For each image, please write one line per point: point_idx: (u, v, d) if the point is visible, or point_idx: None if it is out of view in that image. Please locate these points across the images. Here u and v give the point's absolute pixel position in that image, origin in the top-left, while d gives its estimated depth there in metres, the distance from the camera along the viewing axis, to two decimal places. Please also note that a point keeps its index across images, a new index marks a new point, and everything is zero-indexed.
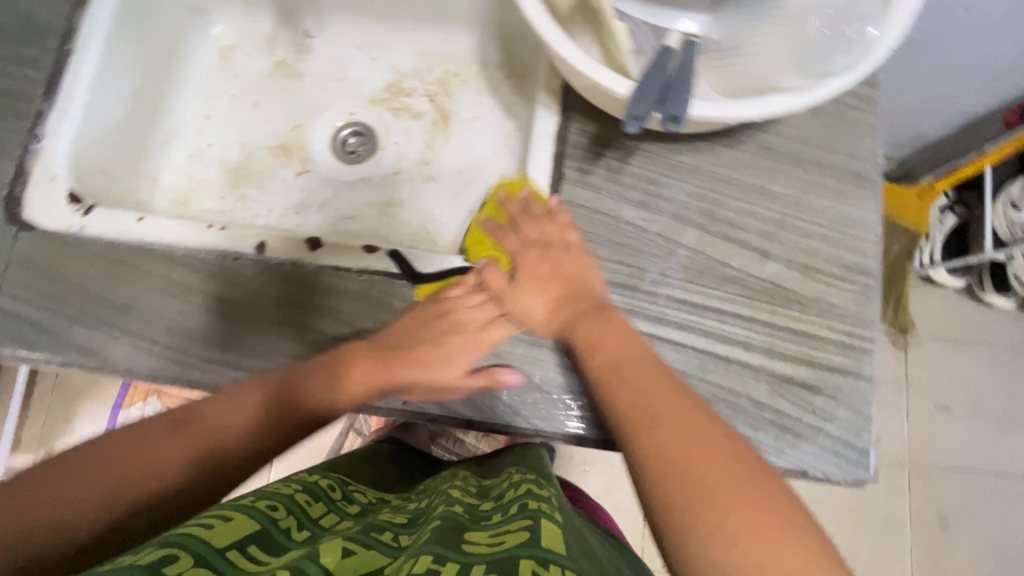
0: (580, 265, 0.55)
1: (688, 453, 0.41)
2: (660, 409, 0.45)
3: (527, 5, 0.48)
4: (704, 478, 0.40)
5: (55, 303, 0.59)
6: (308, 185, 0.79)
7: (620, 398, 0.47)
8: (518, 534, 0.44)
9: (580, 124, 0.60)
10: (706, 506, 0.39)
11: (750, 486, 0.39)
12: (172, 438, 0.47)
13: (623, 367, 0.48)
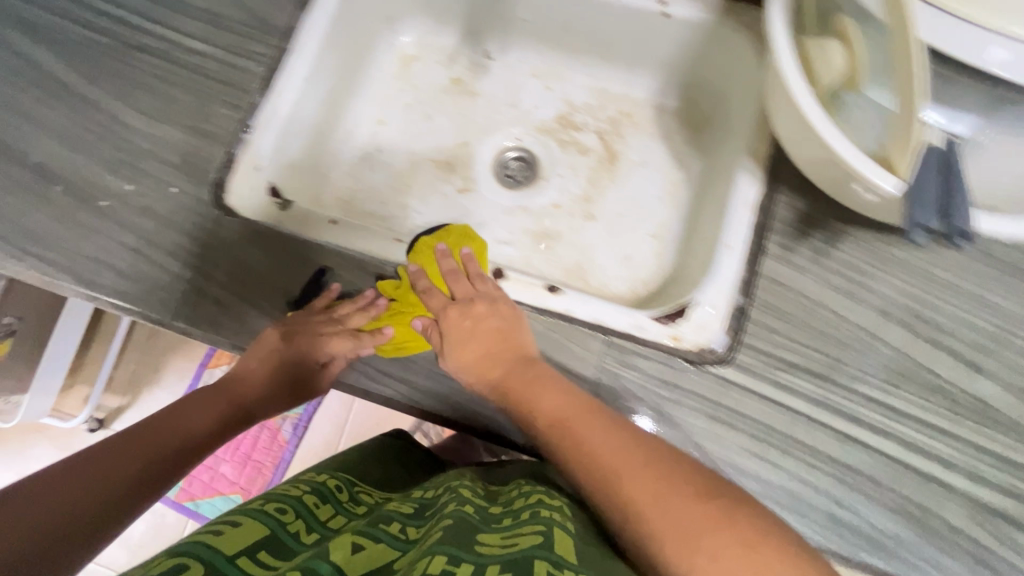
0: (505, 320, 0.55)
1: (651, 498, 0.41)
2: (607, 457, 0.44)
3: (789, 79, 0.47)
4: (677, 523, 0.39)
5: (251, 293, 0.62)
6: (468, 205, 0.80)
7: (574, 453, 0.46)
8: (532, 534, 0.42)
9: (787, 199, 0.58)
10: (687, 551, 0.38)
11: (724, 525, 0.39)
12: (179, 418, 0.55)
13: (563, 419, 0.48)
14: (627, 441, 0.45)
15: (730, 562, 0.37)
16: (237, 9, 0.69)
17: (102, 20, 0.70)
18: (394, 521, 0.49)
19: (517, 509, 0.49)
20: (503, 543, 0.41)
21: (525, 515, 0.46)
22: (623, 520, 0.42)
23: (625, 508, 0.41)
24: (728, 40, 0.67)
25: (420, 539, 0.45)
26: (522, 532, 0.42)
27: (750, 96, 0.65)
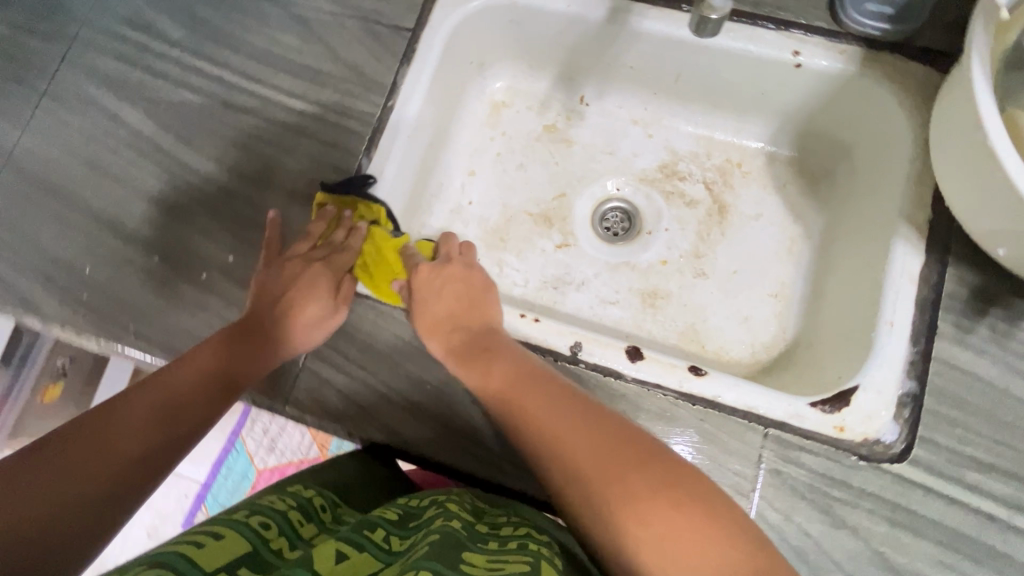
0: (480, 293, 0.59)
1: (596, 465, 0.43)
2: (556, 424, 0.46)
3: (1006, 161, 0.43)
4: (621, 489, 0.42)
5: (367, 374, 0.58)
6: (568, 261, 0.75)
7: (525, 420, 0.47)
8: (519, 564, 0.40)
9: (957, 272, 0.53)
10: (627, 512, 0.41)
11: (672, 497, 0.41)
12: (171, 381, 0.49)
13: (513, 386, 0.50)
14: (578, 410, 0.47)
15: (670, 529, 0.39)
16: (338, 65, 0.66)
17: (197, 78, 0.67)
18: (382, 534, 0.44)
19: (507, 535, 0.45)
20: (489, 568, 0.39)
21: (512, 545, 0.43)
22: (569, 484, 0.43)
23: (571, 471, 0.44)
24: (866, 93, 0.62)
25: (405, 553, 0.41)
26: (507, 560, 0.40)
27: (895, 153, 0.61)
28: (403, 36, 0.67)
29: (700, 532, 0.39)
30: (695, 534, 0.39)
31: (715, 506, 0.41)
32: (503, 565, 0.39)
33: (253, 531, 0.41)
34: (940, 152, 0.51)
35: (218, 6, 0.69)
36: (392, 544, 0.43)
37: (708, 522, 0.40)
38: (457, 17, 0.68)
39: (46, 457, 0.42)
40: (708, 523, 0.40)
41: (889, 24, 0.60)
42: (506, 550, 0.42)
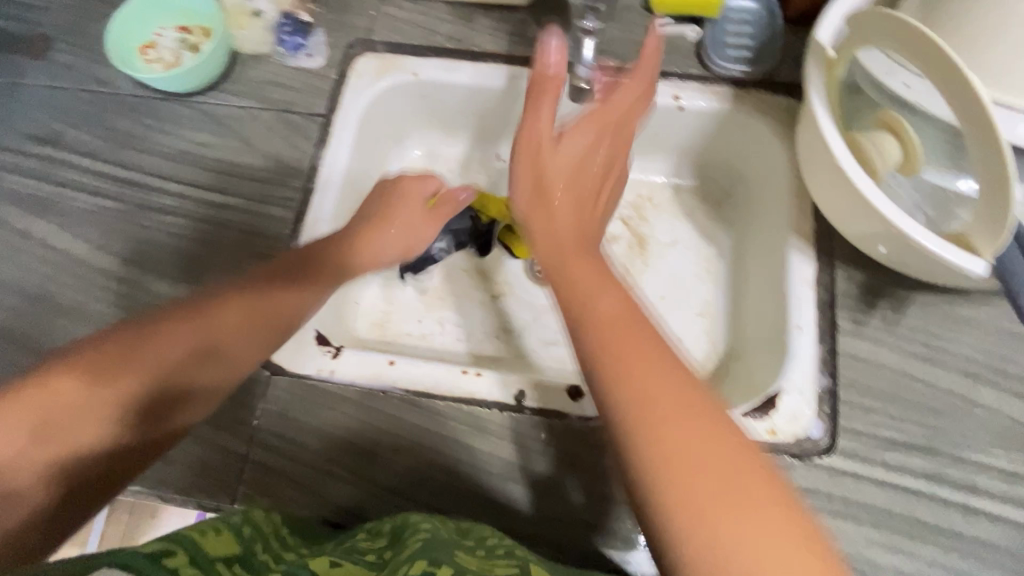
0: (610, 145, 0.60)
1: (671, 427, 0.34)
2: (642, 365, 0.37)
3: (858, 180, 0.49)
4: (692, 462, 0.33)
5: (320, 455, 0.58)
6: (507, 310, 0.78)
7: (608, 347, 0.39)
8: (507, 566, 0.41)
9: (845, 272, 0.59)
10: (688, 496, 0.32)
11: (755, 497, 0.32)
12: (145, 368, 0.47)
13: (603, 313, 0.41)
14: (672, 366, 0.38)
15: (738, 527, 0.31)
16: (255, 155, 0.68)
17: (111, 185, 0.67)
18: (371, 554, 0.43)
19: (491, 546, 0.45)
20: (480, 567, 0.40)
21: (500, 551, 0.45)
22: (635, 431, 0.35)
23: (644, 418, 0.35)
24: (744, 125, 0.70)
25: (392, 558, 0.40)
26: (497, 563, 0.41)
27: (778, 174, 0.68)
28: (317, 121, 0.69)
29: (777, 547, 0.31)
30: (769, 550, 0.30)
31: (797, 523, 0.32)
32: (492, 565, 0.41)
33: (244, 538, 0.40)
34: (810, 171, 0.57)
35: (128, 112, 0.70)
36: (380, 557, 0.42)
37: (789, 538, 0.31)
38: (367, 97, 0.71)
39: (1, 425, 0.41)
40: (791, 540, 0.31)
41: (749, 65, 0.68)
42: (493, 556, 0.43)
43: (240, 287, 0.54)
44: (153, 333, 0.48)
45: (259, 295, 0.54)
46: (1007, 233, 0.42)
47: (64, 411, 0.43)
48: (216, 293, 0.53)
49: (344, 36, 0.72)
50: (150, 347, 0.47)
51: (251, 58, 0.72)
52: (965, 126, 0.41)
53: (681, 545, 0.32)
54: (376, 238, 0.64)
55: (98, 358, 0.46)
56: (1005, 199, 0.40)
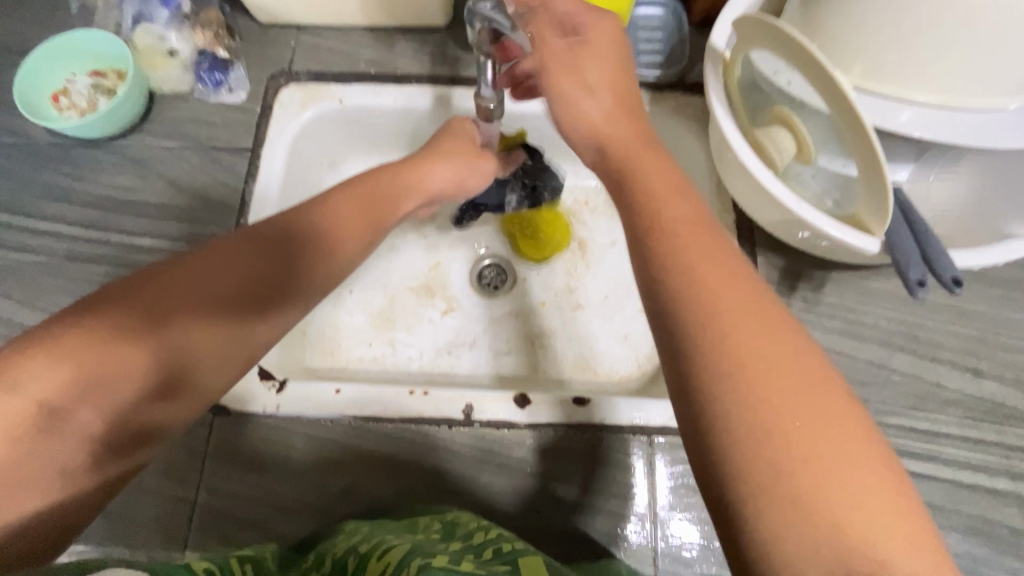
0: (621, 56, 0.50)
1: (749, 346, 0.32)
2: (711, 279, 0.35)
3: (764, 177, 0.52)
4: (767, 383, 0.31)
5: (273, 493, 0.57)
6: (458, 324, 0.79)
7: (673, 256, 0.36)
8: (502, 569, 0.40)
9: (766, 259, 0.62)
10: (765, 416, 0.30)
11: (846, 435, 0.30)
12: (159, 347, 0.42)
13: (665, 221, 0.39)
14: (746, 282, 0.35)
15: (818, 456, 0.29)
16: (183, 195, 0.67)
17: (33, 238, 0.65)
18: (352, 554, 0.43)
19: (480, 545, 0.45)
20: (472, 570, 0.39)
21: (489, 552, 0.44)
22: (707, 346, 0.32)
23: (716, 332, 0.32)
24: (664, 125, 0.73)
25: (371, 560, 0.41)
26: (492, 567, 0.41)
27: (700, 170, 0.70)
28: (244, 155, 0.69)
29: (858, 478, 0.28)
30: (850, 481, 0.28)
31: (878, 456, 0.30)
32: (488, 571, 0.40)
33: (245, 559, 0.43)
34: (725, 167, 0.59)
35: (45, 163, 0.68)
36: (359, 553, 0.43)
37: (870, 470, 0.29)
38: (293, 128, 0.71)
39: None
40: (876, 474, 0.29)
41: (661, 70, 0.72)
42: (487, 561, 0.42)
43: (252, 253, 0.48)
44: (167, 305, 0.43)
45: (274, 270, 0.49)
46: (889, 203, 0.45)
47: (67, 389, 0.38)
48: (230, 256, 0.47)
49: (266, 69, 0.73)
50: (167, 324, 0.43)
51: (170, 98, 0.71)
52: (831, 105, 0.45)
53: (756, 479, 0.29)
54: (351, 199, 0.55)
55: (108, 328, 0.40)
56: (880, 172, 0.44)
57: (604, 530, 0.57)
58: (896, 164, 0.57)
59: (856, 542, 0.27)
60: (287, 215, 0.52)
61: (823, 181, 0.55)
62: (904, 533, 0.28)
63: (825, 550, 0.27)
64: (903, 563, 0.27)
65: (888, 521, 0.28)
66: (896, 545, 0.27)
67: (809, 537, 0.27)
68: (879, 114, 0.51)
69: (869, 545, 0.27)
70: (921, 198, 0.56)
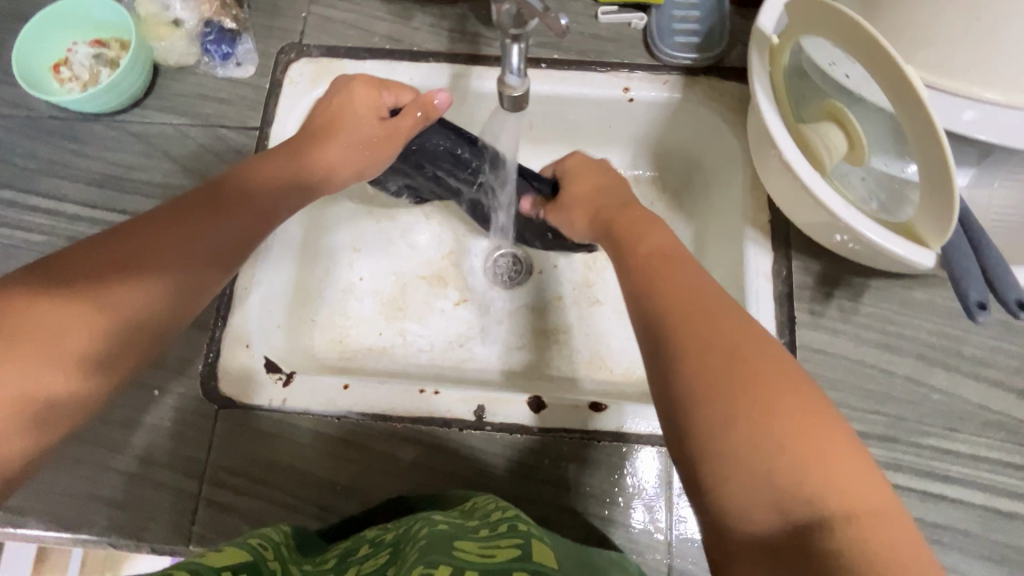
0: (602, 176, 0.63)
1: (704, 341, 0.40)
2: (668, 296, 0.44)
3: (806, 176, 0.48)
4: (720, 369, 0.38)
5: (275, 488, 0.56)
6: (470, 315, 0.76)
7: (644, 284, 0.47)
8: (510, 548, 0.37)
9: (802, 263, 0.59)
10: (714, 390, 0.38)
11: (784, 394, 0.37)
12: (107, 287, 0.43)
13: (641, 257, 0.49)
14: (703, 291, 0.44)
15: (761, 418, 0.36)
16: (188, 175, 0.65)
17: (36, 216, 0.63)
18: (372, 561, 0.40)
19: (495, 521, 0.42)
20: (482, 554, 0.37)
21: (503, 527, 0.41)
22: (670, 346, 0.41)
23: (675, 334, 0.41)
24: (697, 113, 0.68)
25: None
26: (499, 545, 0.38)
27: (733, 164, 0.66)
28: (251, 134, 0.66)
29: (797, 431, 0.36)
30: (791, 437, 0.35)
31: (824, 421, 0.36)
32: (495, 550, 0.37)
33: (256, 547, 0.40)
34: (762, 162, 0.55)
35: (47, 138, 0.66)
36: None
37: (808, 423, 0.36)
38: (303, 106, 0.68)
39: None
40: (813, 426, 0.36)
41: (698, 53, 0.66)
42: (496, 537, 0.39)
43: (199, 205, 0.50)
44: (120, 253, 0.45)
45: (229, 218, 0.50)
46: (954, 212, 0.40)
47: (35, 334, 0.40)
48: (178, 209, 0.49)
49: (275, 42, 0.69)
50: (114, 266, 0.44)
51: (176, 71, 0.67)
52: (885, 88, 0.40)
53: (716, 445, 0.36)
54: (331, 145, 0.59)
55: (62, 280, 0.42)
56: (947, 179, 0.39)
57: (620, 541, 0.54)
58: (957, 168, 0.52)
59: (797, 483, 0.34)
60: (268, 160, 0.56)
61: (872, 183, 0.51)
62: (840, 478, 0.34)
63: (769, 496, 0.34)
64: (837, 502, 0.33)
65: (826, 469, 0.34)
66: (833, 488, 0.34)
67: (759, 483, 0.35)
68: (942, 113, 0.46)
69: (808, 492, 0.34)
70: (980, 207, 0.51)
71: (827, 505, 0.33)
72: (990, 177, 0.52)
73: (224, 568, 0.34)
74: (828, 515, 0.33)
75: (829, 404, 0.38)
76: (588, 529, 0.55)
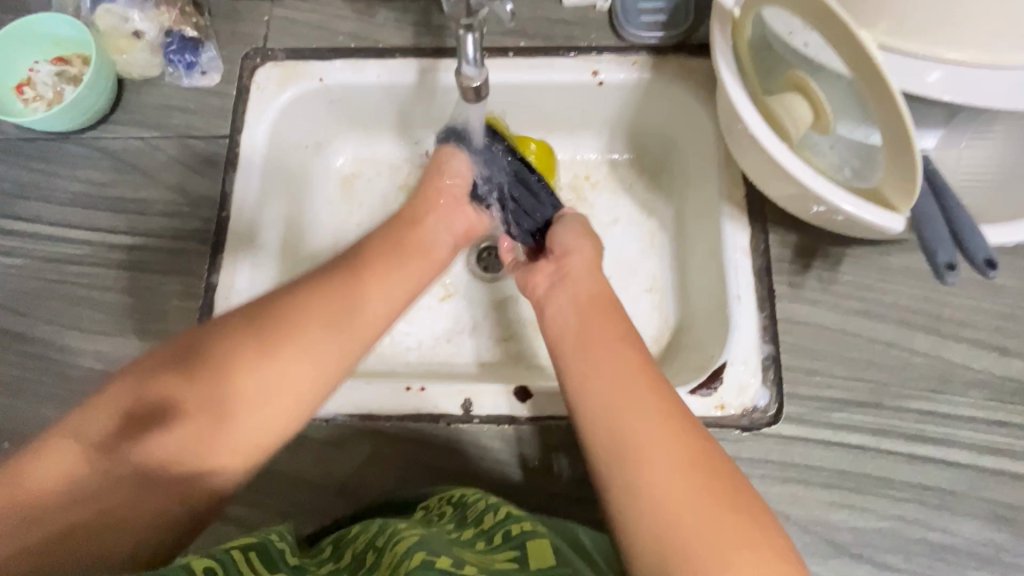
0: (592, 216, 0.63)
1: (671, 474, 0.39)
2: (630, 416, 0.42)
3: (772, 150, 0.48)
4: (652, 445, 0.40)
5: (268, 497, 0.56)
6: (456, 311, 0.76)
7: (572, 346, 0.48)
8: (506, 561, 0.38)
9: (778, 236, 0.59)
10: (638, 463, 0.40)
11: (705, 473, 0.39)
12: (162, 385, 0.44)
13: (581, 327, 0.49)
14: (664, 403, 0.43)
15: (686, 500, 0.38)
16: (161, 189, 0.64)
17: (10, 240, 0.63)
18: (370, 550, 0.39)
19: (490, 530, 0.43)
20: (478, 563, 0.37)
21: (499, 538, 0.41)
22: (607, 420, 0.43)
23: (643, 466, 0.39)
24: (667, 92, 0.67)
25: (389, 554, 0.37)
26: (495, 559, 0.39)
27: (706, 143, 0.65)
28: (221, 143, 0.65)
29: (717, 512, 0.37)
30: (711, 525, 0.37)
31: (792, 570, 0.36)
32: (492, 564, 0.38)
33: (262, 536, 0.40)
34: (731, 137, 0.55)
35: (17, 160, 0.65)
36: (377, 549, 0.38)
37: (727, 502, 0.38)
38: (272, 112, 0.67)
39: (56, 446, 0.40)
40: (731, 506, 0.38)
41: (664, 31, 0.66)
42: (493, 549, 0.40)
43: (282, 304, 0.47)
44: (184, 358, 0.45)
45: (290, 310, 0.47)
46: (917, 172, 0.41)
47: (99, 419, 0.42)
48: (269, 326, 0.46)
49: (239, 47, 0.68)
50: (183, 377, 0.44)
51: (141, 84, 0.67)
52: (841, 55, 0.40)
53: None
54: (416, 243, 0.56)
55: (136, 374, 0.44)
56: (907, 141, 0.40)
57: None
58: (923, 131, 0.52)
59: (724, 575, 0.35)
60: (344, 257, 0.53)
61: (841, 150, 0.51)
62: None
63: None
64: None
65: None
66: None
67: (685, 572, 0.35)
68: (903, 77, 0.46)
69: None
70: (949, 169, 0.52)
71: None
72: (958, 137, 0.52)
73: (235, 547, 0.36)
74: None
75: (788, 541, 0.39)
76: (582, 515, 0.55)
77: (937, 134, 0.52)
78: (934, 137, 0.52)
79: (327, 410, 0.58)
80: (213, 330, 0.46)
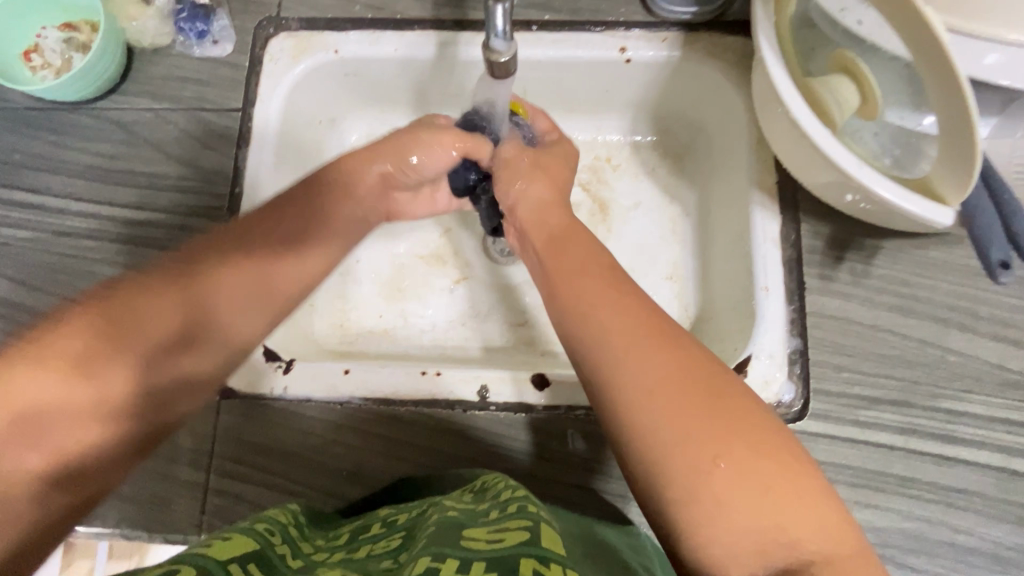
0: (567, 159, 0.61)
1: (672, 399, 0.37)
2: (625, 345, 0.40)
3: (818, 136, 0.45)
4: (674, 406, 0.37)
5: (281, 479, 0.56)
6: (470, 294, 0.75)
7: (573, 306, 0.44)
8: (517, 529, 0.34)
9: (811, 226, 0.56)
10: (660, 428, 0.36)
11: (735, 427, 0.36)
12: (134, 326, 0.43)
13: (576, 281, 0.46)
14: (658, 328, 0.41)
15: (717, 459, 0.35)
16: (171, 163, 0.63)
17: (19, 212, 0.62)
18: (388, 559, 0.37)
19: (505, 503, 0.39)
20: (490, 540, 0.34)
21: (512, 509, 0.38)
22: (623, 382, 0.38)
23: (665, 429, 0.36)
24: (699, 71, 0.64)
25: (403, 570, 0.33)
26: (505, 529, 0.35)
27: (737, 125, 0.63)
28: (234, 116, 0.63)
29: (753, 468, 0.35)
30: (749, 479, 0.34)
31: (810, 476, 0.35)
32: (503, 535, 0.34)
33: (263, 535, 0.38)
34: (768, 123, 0.53)
35: (25, 130, 0.64)
36: (397, 562, 0.35)
37: (761, 455, 0.35)
38: (286, 85, 0.65)
39: (27, 392, 0.39)
40: (767, 457, 0.35)
41: (697, 7, 0.63)
42: (504, 520, 0.36)
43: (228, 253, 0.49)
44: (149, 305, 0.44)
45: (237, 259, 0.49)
46: (976, 165, 0.38)
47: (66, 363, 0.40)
48: (241, 270, 0.49)
49: (253, 16, 0.65)
50: (156, 322, 0.44)
51: (151, 53, 0.65)
52: (905, 38, 0.37)
53: (683, 497, 0.35)
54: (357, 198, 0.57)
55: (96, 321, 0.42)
56: (968, 128, 0.37)
57: (630, 515, 0.54)
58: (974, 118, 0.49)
59: (771, 530, 0.33)
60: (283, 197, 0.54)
61: (885, 138, 0.48)
62: (808, 510, 0.34)
63: (748, 542, 0.33)
64: (813, 538, 0.33)
65: (798, 505, 0.34)
66: (805, 529, 0.33)
67: (729, 530, 0.34)
68: (962, 59, 0.43)
69: (784, 531, 0.33)
70: (998, 161, 0.49)
71: (806, 546, 0.33)
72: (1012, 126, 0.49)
73: (230, 561, 0.33)
74: (807, 554, 0.33)
75: (782, 423, 0.38)
76: (598, 506, 0.54)
77: (990, 123, 0.49)
78: (985, 125, 0.49)
79: (340, 395, 0.57)
80: (163, 290, 0.45)
